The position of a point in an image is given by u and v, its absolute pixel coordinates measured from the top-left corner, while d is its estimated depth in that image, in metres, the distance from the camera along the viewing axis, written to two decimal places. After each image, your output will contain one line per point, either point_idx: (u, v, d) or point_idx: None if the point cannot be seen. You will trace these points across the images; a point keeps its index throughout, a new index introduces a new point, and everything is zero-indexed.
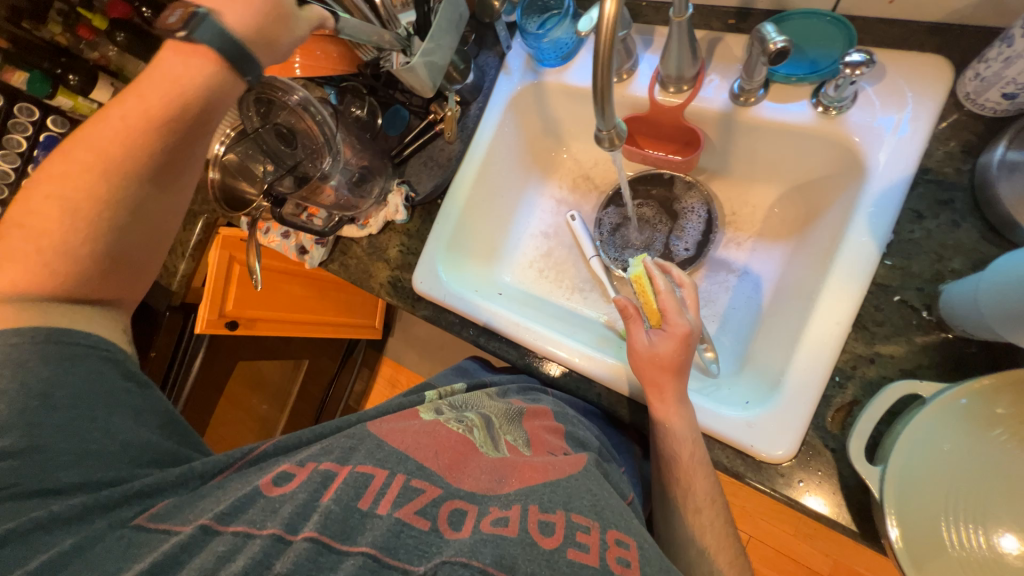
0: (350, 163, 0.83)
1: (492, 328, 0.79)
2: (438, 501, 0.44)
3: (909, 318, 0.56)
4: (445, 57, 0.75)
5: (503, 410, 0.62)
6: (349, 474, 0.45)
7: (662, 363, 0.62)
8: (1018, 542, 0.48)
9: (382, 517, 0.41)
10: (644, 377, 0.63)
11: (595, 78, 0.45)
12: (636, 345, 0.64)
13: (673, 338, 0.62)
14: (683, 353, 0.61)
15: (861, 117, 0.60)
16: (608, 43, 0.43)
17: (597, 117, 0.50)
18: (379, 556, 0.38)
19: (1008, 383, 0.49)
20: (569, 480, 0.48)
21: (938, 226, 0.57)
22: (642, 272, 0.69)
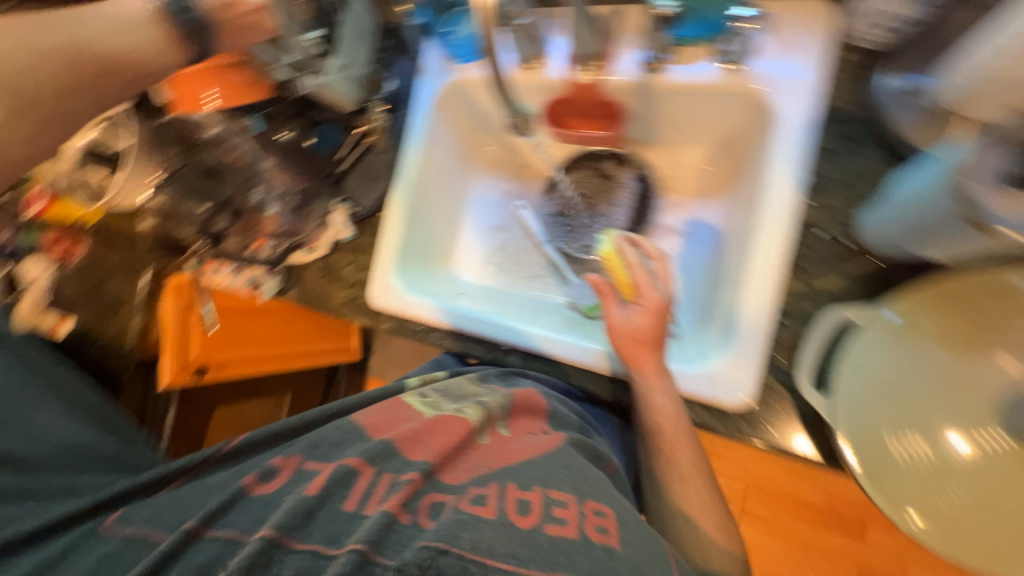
0: (288, 189, 0.84)
1: (457, 330, 0.79)
2: (421, 492, 0.47)
3: (838, 251, 0.59)
4: (360, 68, 0.79)
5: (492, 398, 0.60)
6: (334, 471, 0.49)
7: (636, 333, 0.62)
8: (964, 441, 0.51)
9: (371, 516, 0.45)
10: (623, 352, 0.62)
11: None
12: (614, 322, 0.64)
13: (648, 311, 0.63)
14: (657, 322, 0.62)
15: (762, 69, 0.63)
16: None
17: None
18: (367, 551, 0.41)
19: (937, 294, 0.51)
20: (544, 458, 0.51)
21: (847, 160, 0.60)
22: (612, 249, 0.74)
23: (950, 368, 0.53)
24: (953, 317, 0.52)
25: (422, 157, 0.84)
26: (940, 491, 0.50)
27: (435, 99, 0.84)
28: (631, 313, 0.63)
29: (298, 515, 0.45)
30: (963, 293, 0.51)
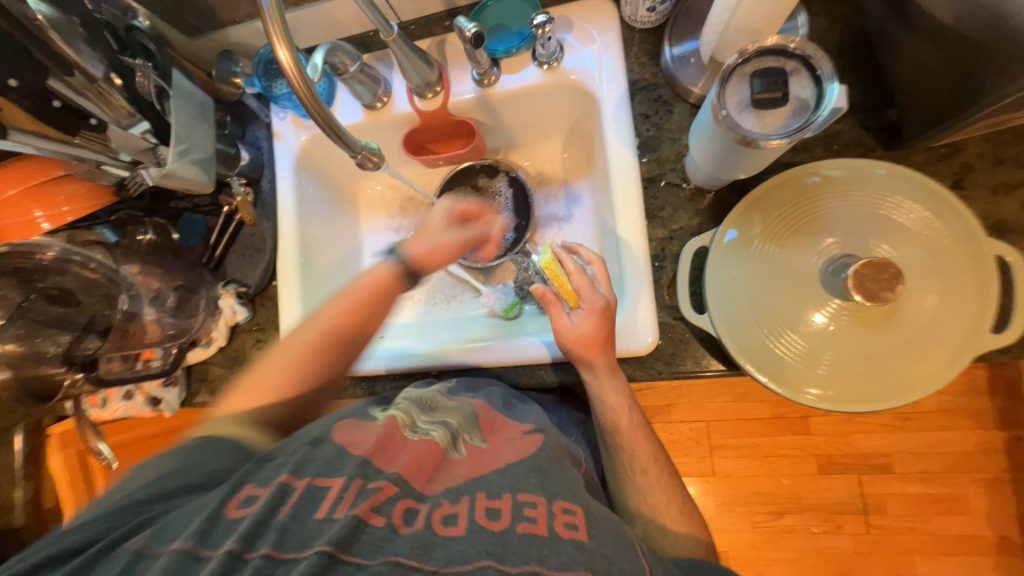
0: (160, 289, 0.77)
1: (392, 370, 0.79)
2: (395, 496, 0.46)
3: (680, 194, 0.68)
4: (204, 148, 0.73)
5: (461, 414, 0.61)
6: (305, 489, 0.46)
7: (585, 337, 0.62)
8: (823, 314, 0.57)
9: (339, 519, 0.43)
10: (575, 357, 0.63)
11: (314, 119, 0.46)
12: (561, 329, 0.63)
13: (593, 314, 0.62)
14: (604, 326, 0.62)
15: (572, 61, 0.72)
16: (304, 85, 0.43)
17: (340, 147, 0.50)
18: (335, 551, 0.40)
19: (755, 204, 0.60)
20: (510, 468, 0.52)
21: (662, 118, 0.69)
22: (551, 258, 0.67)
23: (795, 256, 0.59)
24: (779, 216, 0.59)
25: (296, 218, 0.83)
26: (820, 365, 0.56)
27: (294, 160, 0.84)
28: (576, 322, 0.63)
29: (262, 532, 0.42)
30: (774, 197, 0.59)
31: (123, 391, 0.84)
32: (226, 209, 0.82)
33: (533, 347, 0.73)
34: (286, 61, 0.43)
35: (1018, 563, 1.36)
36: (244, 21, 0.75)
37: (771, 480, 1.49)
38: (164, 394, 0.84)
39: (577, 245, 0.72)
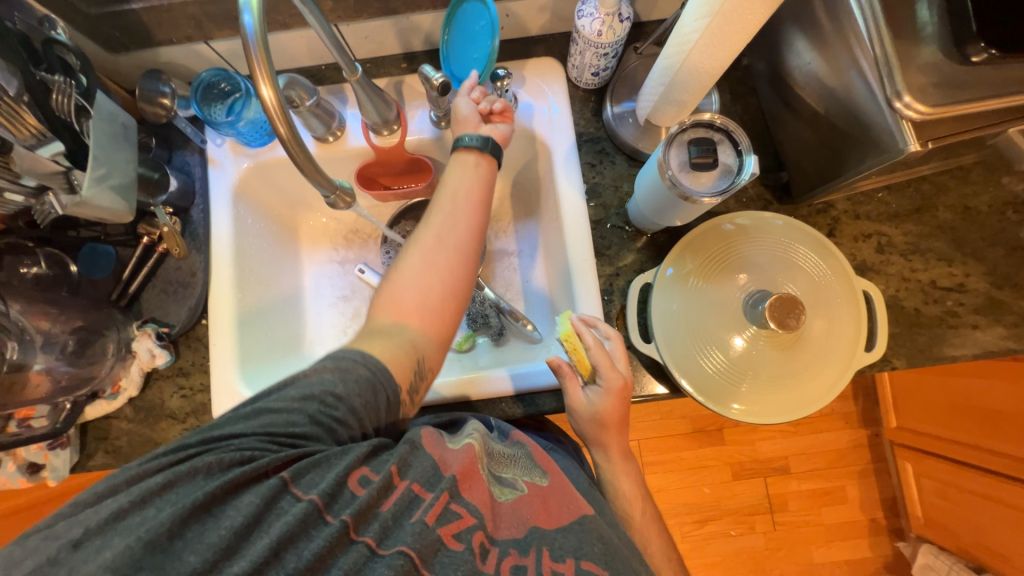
0: (56, 334, 0.67)
1: None
2: (474, 527, 0.47)
3: (623, 235, 0.76)
4: (125, 173, 0.66)
5: (513, 461, 0.59)
6: (405, 487, 0.47)
7: (602, 416, 0.64)
8: (740, 337, 0.67)
9: (415, 523, 0.44)
10: (591, 432, 0.66)
11: (293, 159, 0.45)
12: (579, 407, 0.65)
13: (612, 395, 0.63)
14: (619, 405, 0.64)
15: (526, 112, 0.78)
16: (286, 126, 0.43)
17: (315, 186, 0.49)
18: (373, 545, 0.42)
19: (690, 247, 0.70)
20: (577, 524, 0.51)
21: (605, 167, 0.78)
22: (570, 330, 0.66)
23: (721, 288, 0.68)
24: (709, 256, 0.69)
25: (233, 251, 0.77)
26: (742, 383, 0.66)
27: (232, 188, 0.78)
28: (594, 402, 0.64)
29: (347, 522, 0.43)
30: (704, 240, 0.70)
31: None
32: (146, 240, 0.74)
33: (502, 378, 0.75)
34: (268, 98, 0.42)
35: (886, 542, 1.62)
36: (182, 43, 0.70)
37: (696, 491, 1.63)
38: (50, 458, 0.70)
39: (597, 316, 0.68)
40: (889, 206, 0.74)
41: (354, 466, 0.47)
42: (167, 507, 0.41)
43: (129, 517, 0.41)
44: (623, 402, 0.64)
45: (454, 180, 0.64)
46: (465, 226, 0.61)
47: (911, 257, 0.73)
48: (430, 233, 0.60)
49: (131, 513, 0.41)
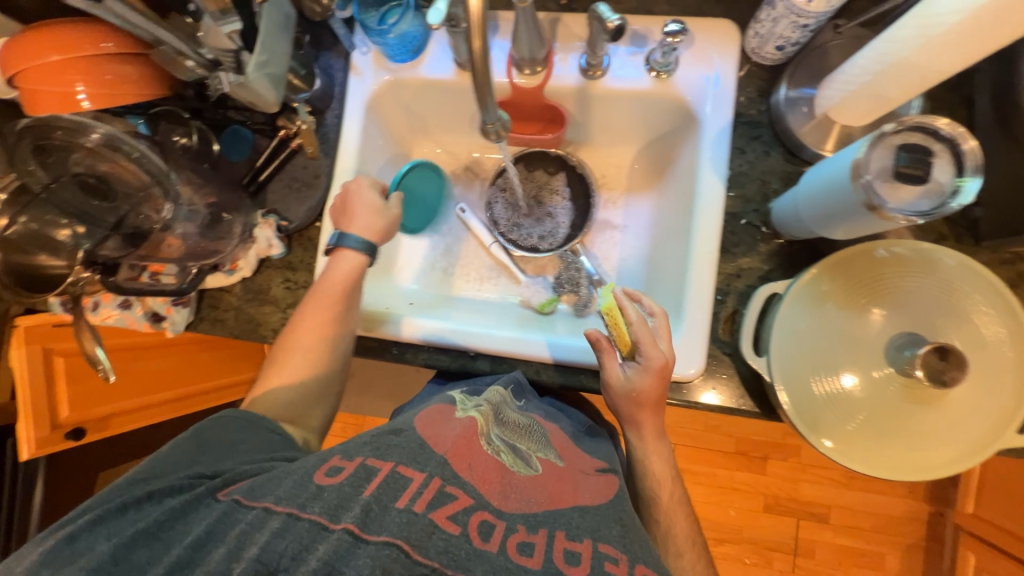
0: (197, 204, 0.70)
1: (429, 343, 0.76)
2: (469, 508, 0.45)
3: (756, 235, 0.69)
4: (281, 65, 0.67)
5: (529, 433, 0.60)
6: (391, 472, 0.46)
7: (638, 394, 0.62)
8: (853, 377, 0.60)
9: (418, 516, 0.43)
10: (624, 408, 0.64)
11: (474, 75, 0.46)
12: (613, 381, 0.64)
13: (650, 374, 0.61)
14: (659, 386, 0.61)
15: (685, 78, 0.71)
16: (480, 37, 0.42)
17: (479, 109, 0.51)
18: (357, 531, 0.41)
19: (837, 265, 0.62)
20: (596, 509, 0.50)
21: (756, 157, 0.70)
22: (612, 303, 0.64)
23: (852, 320, 0.61)
24: (858, 280, 0.61)
25: (356, 163, 0.78)
26: (853, 423, 0.59)
27: (367, 99, 0.78)
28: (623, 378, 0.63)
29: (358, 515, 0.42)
30: (859, 262, 0.61)
31: (121, 300, 0.77)
32: (283, 132, 0.76)
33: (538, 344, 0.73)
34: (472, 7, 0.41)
35: None
36: None
37: (720, 510, 1.58)
38: (171, 312, 0.78)
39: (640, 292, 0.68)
40: None
41: (320, 465, 0.48)
42: (110, 538, 0.46)
43: (78, 541, 0.46)
44: (658, 383, 0.62)
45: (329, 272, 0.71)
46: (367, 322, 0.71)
47: None
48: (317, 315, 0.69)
49: (102, 531, 0.47)
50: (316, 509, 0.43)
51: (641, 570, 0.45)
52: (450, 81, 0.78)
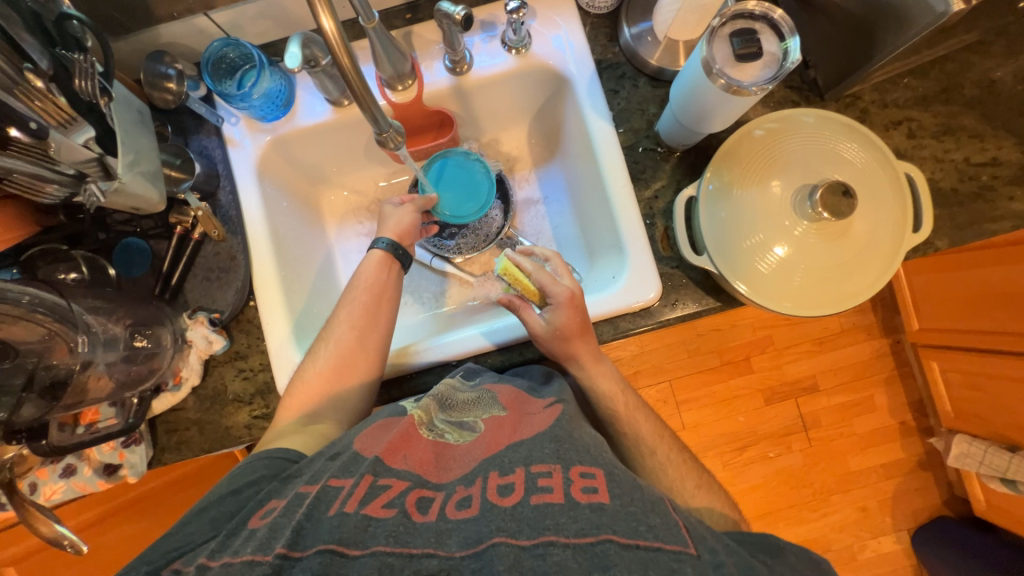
0: (114, 330, 0.66)
1: (424, 367, 0.75)
2: (405, 490, 0.50)
3: (656, 157, 0.76)
4: (152, 159, 0.64)
5: (479, 405, 0.65)
6: (322, 488, 0.50)
7: (563, 329, 0.67)
8: (780, 243, 0.67)
9: (351, 514, 0.47)
10: (558, 350, 0.69)
11: (356, 94, 0.47)
12: (538, 330, 0.69)
13: (564, 307, 0.67)
14: (575, 314, 0.67)
15: (541, 46, 0.77)
16: (350, 59, 0.44)
17: (371, 122, 0.52)
18: (287, 553, 0.44)
19: (727, 155, 0.69)
20: (529, 440, 0.55)
21: (628, 92, 0.77)
22: (508, 264, 0.71)
23: (760, 196, 0.69)
24: (749, 161, 0.69)
25: (268, 230, 0.76)
26: (794, 277, 0.67)
27: (254, 167, 0.77)
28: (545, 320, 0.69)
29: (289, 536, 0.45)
30: (744, 146, 0.69)
31: (61, 468, 0.70)
32: (179, 228, 0.73)
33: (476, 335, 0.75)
34: (329, 32, 0.42)
35: (919, 441, 1.67)
36: (181, 17, 0.69)
37: (731, 420, 1.67)
38: (126, 456, 0.70)
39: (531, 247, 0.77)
40: (916, 90, 0.74)
41: (255, 512, 0.52)
42: None
43: None
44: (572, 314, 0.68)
45: (365, 274, 0.75)
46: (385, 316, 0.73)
47: (942, 138, 0.74)
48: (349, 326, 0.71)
49: None
50: (249, 550, 0.46)
51: (575, 469, 0.51)
52: (331, 122, 0.78)
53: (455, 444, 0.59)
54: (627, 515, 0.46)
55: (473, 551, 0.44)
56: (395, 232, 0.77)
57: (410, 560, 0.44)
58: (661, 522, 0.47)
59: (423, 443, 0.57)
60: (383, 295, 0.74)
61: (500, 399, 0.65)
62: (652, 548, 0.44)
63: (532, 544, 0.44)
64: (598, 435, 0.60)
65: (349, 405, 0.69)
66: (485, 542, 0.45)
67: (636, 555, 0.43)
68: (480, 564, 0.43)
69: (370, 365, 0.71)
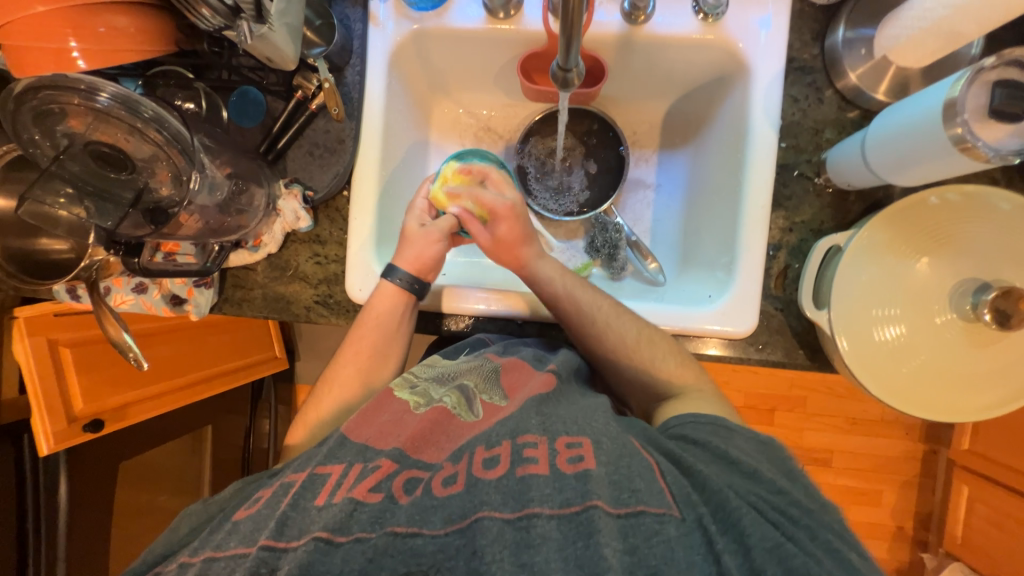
0: (215, 174, 0.64)
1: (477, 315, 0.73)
2: (394, 473, 0.50)
3: (808, 187, 0.68)
4: (299, 14, 0.61)
5: (479, 372, 0.63)
6: (308, 477, 0.51)
7: (503, 241, 0.70)
8: (906, 325, 0.61)
9: (338, 502, 0.47)
10: (506, 262, 0.71)
11: (566, 19, 0.42)
12: (484, 243, 0.72)
13: (503, 219, 0.70)
14: (514, 224, 0.69)
15: (734, 21, 0.68)
16: None
17: (561, 54, 0.48)
18: (271, 543, 0.45)
19: (896, 213, 0.61)
20: (572, 418, 0.54)
21: (808, 105, 0.68)
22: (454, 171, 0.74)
23: (910, 269, 0.61)
24: (921, 229, 0.61)
25: (382, 126, 0.73)
26: (913, 367, 0.61)
27: (389, 54, 0.72)
28: (529, 263, 0.70)
29: (274, 528, 0.46)
30: (927, 212, 0.60)
31: (135, 283, 0.73)
32: (300, 93, 0.70)
33: (511, 302, 0.72)
34: None
35: (908, 550, 1.60)
36: None
37: None
38: (194, 294, 0.73)
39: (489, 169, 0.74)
40: None
41: (241, 505, 0.52)
42: None
43: None
44: (544, 258, 0.71)
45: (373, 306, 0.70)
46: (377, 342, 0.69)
47: None
48: (352, 344, 0.70)
49: None
50: (233, 543, 0.47)
51: (560, 441, 0.50)
52: (480, 31, 0.72)
53: (456, 418, 0.56)
54: (611, 482, 0.46)
55: (456, 528, 0.45)
56: (414, 266, 0.69)
57: (393, 538, 0.44)
58: (646, 488, 0.46)
59: (415, 419, 0.56)
60: (392, 330, 0.69)
61: (502, 369, 0.63)
62: (634, 514, 0.44)
63: (515, 518, 0.44)
64: (597, 399, 0.60)
65: (384, 347, 0.70)
66: (469, 518, 0.45)
67: (619, 523, 0.43)
68: (464, 541, 0.44)
69: (372, 361, 0.70)
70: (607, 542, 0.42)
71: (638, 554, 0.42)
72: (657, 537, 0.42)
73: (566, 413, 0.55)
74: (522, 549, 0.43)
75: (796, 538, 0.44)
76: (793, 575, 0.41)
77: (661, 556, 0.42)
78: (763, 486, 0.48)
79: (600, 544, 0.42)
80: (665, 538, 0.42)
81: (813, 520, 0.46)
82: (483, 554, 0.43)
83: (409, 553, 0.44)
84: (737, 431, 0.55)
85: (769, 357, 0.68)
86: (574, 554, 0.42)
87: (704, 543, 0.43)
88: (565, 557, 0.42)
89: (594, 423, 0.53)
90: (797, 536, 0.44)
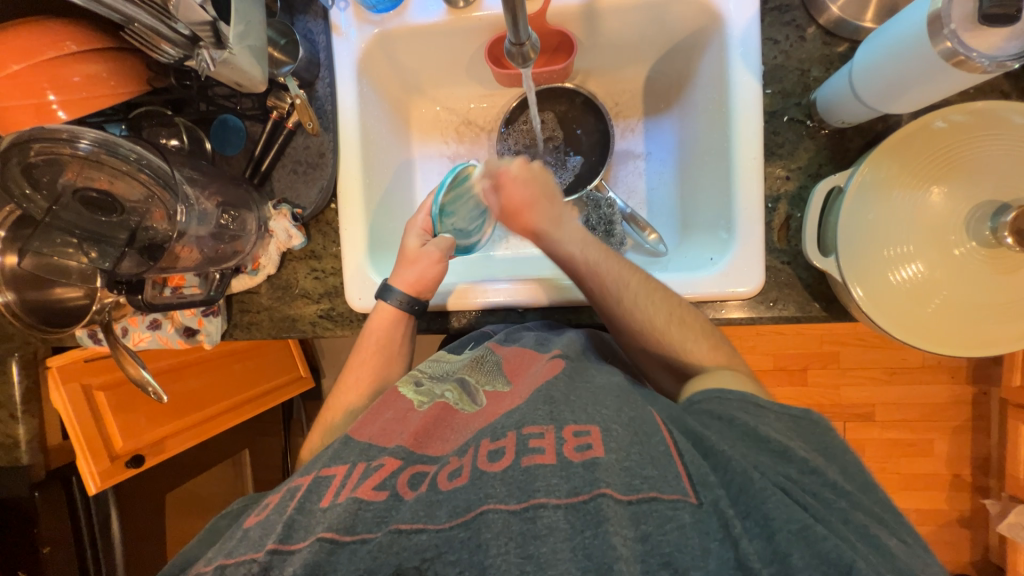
0: (205, 205, 0.65)
1: (486, 309, 0.73)
2: (398, 470, 0.50)
3: (802, 131, 0.65)
4: (260, 35, 0.61)
5: (482, 365, 0.64)
6: (313, 480, 0.52)
7: (511, 209, 0.69)
8: (924, 261, 0.57)
9: (341, 503, 0.48)
10: (517, 229, 0.70)
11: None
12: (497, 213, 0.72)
13: (509, 188, 0.68)
14: (521, 191, 0.68)
15: None
16: None
17: (510, 33, 0.47)
18: (277, 546, 0.46)
19: (899, 144, 0.57)
20: (579, 398, 0.54)
21: (791, 45, 0.65)
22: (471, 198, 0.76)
23: (921, 201, 0.58)
24: (927, 156, 0.57)
25: (360, 135, 0.73)
26: (940, 304, 0.57)
27: (357, 61, 0.72)
28: (547, 232, 0.67)
29: (282, 530, 0.47)
30: (933, 137, 0.56)
31: (149, 321, 0.76)
32: (275, 113, 0.71)
33: (517, 290, 0.71)
34: None
35: (968, 498, 1.53)
36: None
37: None
38: (204, 324, 0.76)
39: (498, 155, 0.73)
40: None
41: (250, 512, 0.53)
42: None
43: None
44: (562, 224, 0.68)
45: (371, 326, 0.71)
46: (376, 354, 0.70)
47: None
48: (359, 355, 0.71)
49: None
50: (243, 549, 0.47)
51: (568, 429, 0.49)
52: (442, 23, 0.72)
53: (458, 412, 0.58)
54: (621, 469, 0.45)
55: (461, 520, 0.44)
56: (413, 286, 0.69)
57: (398, 535, 0.44)
58: (658, 474, 0.45)
59: (417, 417, 0.57)
60: (391, 348, 0.71)
61: (503, 360, 0.64)
62: (645, 500, 0.43)
63: (522, 508, 0.44)
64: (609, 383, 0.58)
65: (386, 356, 0.70)
66: (474, 511, 0.44)
67: (629, 510, 0.42)
68: (469, 533, 0.43)
69: (378, 368, 0.70)
70: (617, 531, 0.41)
71: (651, 542, 0.41)
72: (671, 524, 0.42)
73: (576, 400, 0.53)
74: (528, 540, 0.42)
75: (824, 520, 0.42)
76: (820, 557, 0.38)
77: (674, 543, 0.41)
78: (793, 466, 0.46)
79: (609, 533, 0.41)
80: (679, 524, 0.41)
81: (849, 505, 0.44)
82: (487, 547, 0.42)
83: (414, 550, 0.43)
84: (765, 407, 0.52)
85: (781, 313, 0.65)
86: (583, 543, 0.41)
87: (720, 527, 0.41)
88: (574, 546, 0.41)
89: (603, 410, 0.51)
90: (831, 524, 0.42)
